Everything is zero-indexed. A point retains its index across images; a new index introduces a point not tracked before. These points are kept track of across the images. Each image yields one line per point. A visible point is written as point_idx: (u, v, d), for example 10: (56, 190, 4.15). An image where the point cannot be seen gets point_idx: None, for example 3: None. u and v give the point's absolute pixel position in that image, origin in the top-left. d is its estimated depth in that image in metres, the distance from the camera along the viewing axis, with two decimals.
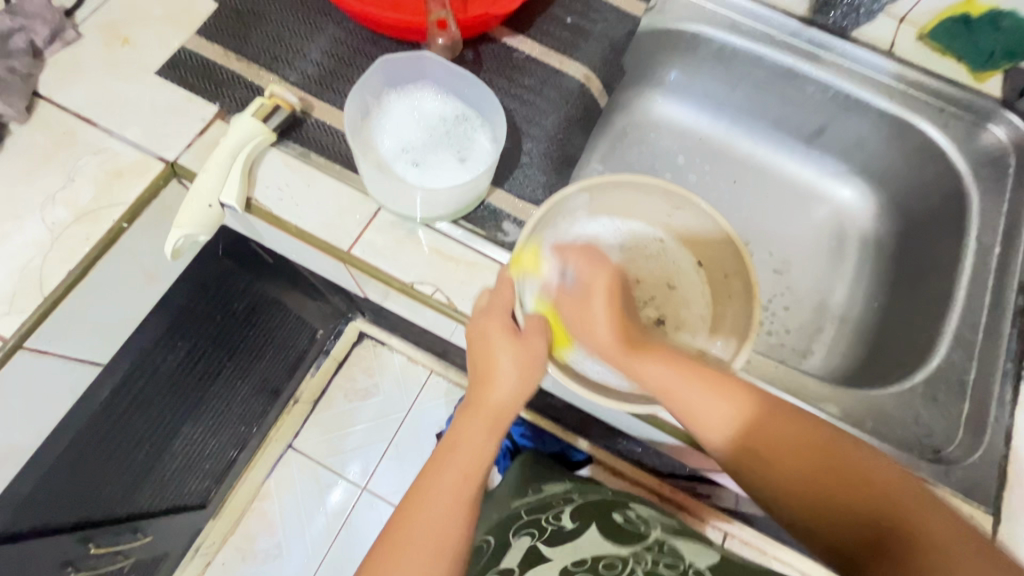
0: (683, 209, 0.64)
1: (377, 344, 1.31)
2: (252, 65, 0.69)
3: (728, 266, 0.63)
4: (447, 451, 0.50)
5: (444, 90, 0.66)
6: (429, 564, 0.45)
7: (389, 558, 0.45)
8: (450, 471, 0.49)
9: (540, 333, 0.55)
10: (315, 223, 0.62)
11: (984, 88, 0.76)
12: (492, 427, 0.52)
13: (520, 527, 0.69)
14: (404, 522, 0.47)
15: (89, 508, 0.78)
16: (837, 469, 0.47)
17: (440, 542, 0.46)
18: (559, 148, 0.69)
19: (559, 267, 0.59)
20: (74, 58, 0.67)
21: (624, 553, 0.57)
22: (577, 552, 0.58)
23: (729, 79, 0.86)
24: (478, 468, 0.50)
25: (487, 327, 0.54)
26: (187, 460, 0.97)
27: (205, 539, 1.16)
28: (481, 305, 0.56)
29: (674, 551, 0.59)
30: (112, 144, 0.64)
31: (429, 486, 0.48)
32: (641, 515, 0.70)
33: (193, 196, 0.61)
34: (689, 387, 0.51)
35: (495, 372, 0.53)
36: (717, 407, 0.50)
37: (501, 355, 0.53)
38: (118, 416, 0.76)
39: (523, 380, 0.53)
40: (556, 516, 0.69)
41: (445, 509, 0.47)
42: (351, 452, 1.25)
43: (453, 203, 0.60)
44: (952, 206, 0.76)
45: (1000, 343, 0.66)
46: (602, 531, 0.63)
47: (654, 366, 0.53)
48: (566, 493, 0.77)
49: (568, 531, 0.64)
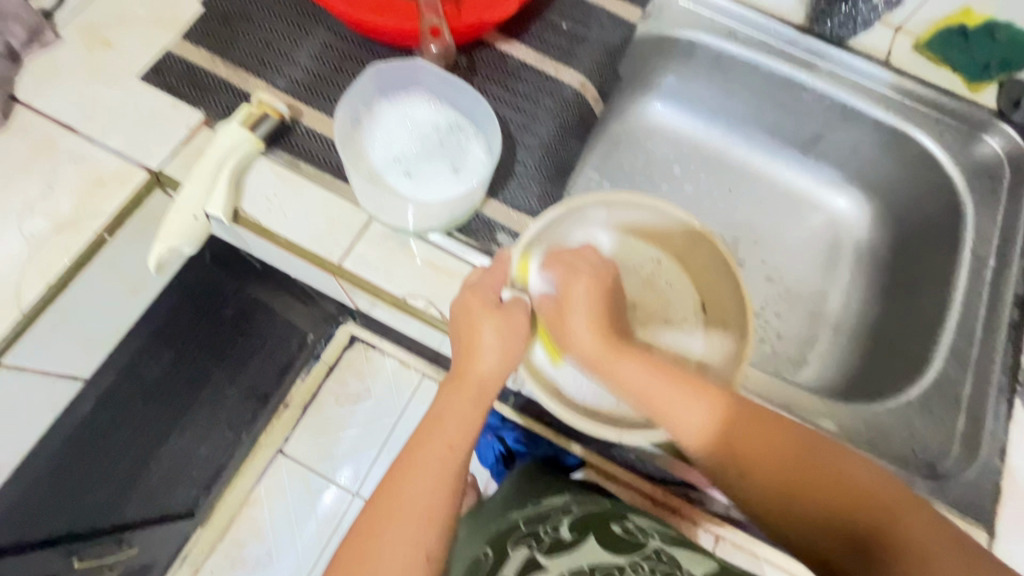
0: (696, 241, 0.63)
1: (368, 348, 1.29)
2: (239, 70, 0.67)
3: (730, 318, 0.63)
4: (431, 425, 0.51)
5: (437, 99, 0.64)
6: (416, 531, 0.46)
7: (376, 527, 0.46)
8: (435, 444, 0.50)
9: (520, 318, 0.54)
10: (303, 235, 0.60)
11: (979, 99, 0.76)
12: (475, 401, 0.52)
13: (518, 538, 0.67)
14: (391, 497, 0.48)
15: (74, 522, 0.76)
16: (821, 482, 0.48)
17: (426, 510, 0.47)
18: (554, 157, 0.68)
19: (542, 277, 0.58)
20: (52, 61, 0.65)
21: (622, 562, 0.58)
22: (575, 561, 0.59)
23: (725, 86, 0.85)
24: (463, 441, 0.51)
25: (469, 304, 0.54)
26: (174, 468, 0.95)
27: (192, 548, 1.13)
28: (471, 286, 0.55)
29: (672, 559, 0.60)
30: (92, 151, 0.62)
31: (416, 457, 0.49)
32: (640, 525, 0.70)
33: (177, 207, 0.59)
34: (657, 388, 0.52)
35: (477, 360, 0.53)
36: (690, 403, 0.51)
37: (484, 331, 0.53)
38: (100, 428, 0.74)
39: (508, 356, 0.54)
40: (555, 527, 0.68)
41: (431, 481, 0.48)
42: (342, 458, 1.24)
43: (446, 215, 0.59)
44: (946, 216, 0.76)
45: (995, 357, 0.65)
46: (600, 542, 0.62)
47: (628, 370, 0.53)
48: (566, 505, 0.75)
49: (568, 541, 0.63)
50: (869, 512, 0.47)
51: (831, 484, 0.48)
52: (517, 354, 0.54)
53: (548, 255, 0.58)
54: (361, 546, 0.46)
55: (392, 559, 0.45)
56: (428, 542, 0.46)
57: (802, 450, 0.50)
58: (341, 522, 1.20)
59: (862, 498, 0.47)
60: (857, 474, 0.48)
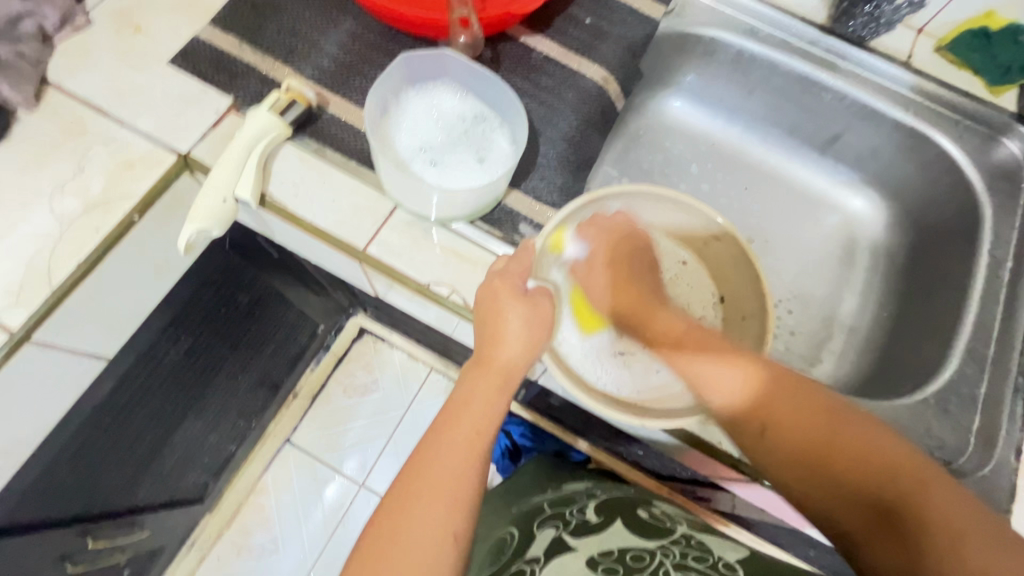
0: (716, 237, 0.64)
1: (377, 340, 1.31)
2: (267, 57, 0.67)
3: (749, 307, 0.64)
4: (458, 409, 0.52)
5: (463, 89, 0.65)
6: (446, 510, 0.47)
7: (407, 504, 0.47)
8: (463, 427, 0.51)
9: (544, 305, 0.56)
10: (329, 220, 0.61)
11: (1000, 102, 0.76)
12: (501, 388, 0.53)
13: (546, 519, 0.71)
14: (420, 475, 0.48)
15: (89, 501, 0.78)
16: (853, 453, 0.50)
17: (455, 490, 0.48)
18: (576, 150, 0.69)
19: (578, 244, 0.64)
20: (83, 44, 0.66)
21: (651, 546, 0.57)
22: (603, 544, 0.59)
23: (744, 85, 0.86)
24: (488, 426, 0.52)
25: (496, 290, 0.55)
26: (186, 454, 0.97)
27: (201, 533, 1.14)
28: (495, 272, 0.56)
29: (702, 544, 0.58)
30: (122, 133, 0.63)
31: (443, 440, 0.50)
32: (664, 510, 0.72)
33: (206, 191, 0.59)
34: (711, 366, 0.55)
35: (503, 346, 0.54)
36: (728, 371, 0.54)
37: (510, 317, 0.54)
38: (119, 407, 0.76)
39: (534, 342, 0.55)
40: (581, 510, 0.71)
41: (459, 463, 0.49)
42: (349, 449, 1.25)
43: (471, 203, 0.60)
44: (963, 217, 0.76)
45: (1012, 357, 0.65)
46: (626, 524, 0.64)
47: (663, 318, 0.62)
48: (589, 489, 0.79)
49: (592, 524, 0.66)
50: (898, 482, 0.48)
51: (853, 453, 0.50)
52: (542, 341, 0.56)
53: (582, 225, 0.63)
54: (390, 524, 0.46)
55: (420, 537, 0.45)
56: (456, 522, 0.47)
57: (826, 415, 0.52)
58: (348, 512, 1.21)
59: (895, 463, 0.48)
60: (878, 437, 0.50)
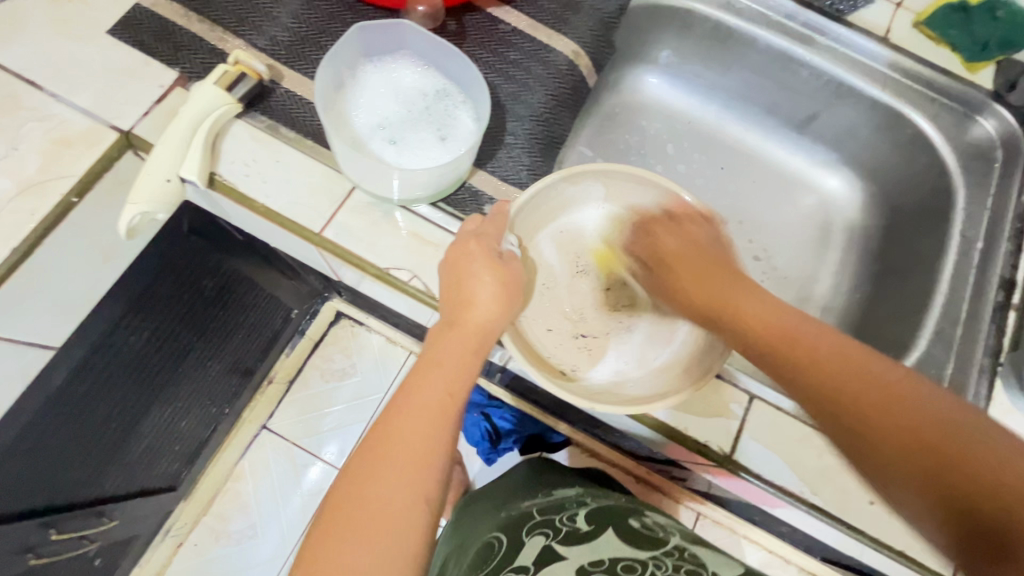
0: (695, 226, 0.62)
1: (354, 324, 1.27)
2: (216, 27, 0.63)
3: None
4: (429, 367, 0.49)
5: (424, 63, 0.61)
6: (416, 471, 0.44)
7: (377, 466, 0.44)
8: (435, 387, 0.47)
9: (517, 270, 0.54)
10: (283, 202, 0.58)
11: (976, 79, 0.74)
12: (474, 349, 0.50)
13: (534, 527, 0.62)
14: (388, 437, 0.45)
15: (56, 491, 0.76)
16: (891, 416, 0.41)
17: (426, 451, 0.45)
18: (545, 128, 0.67)
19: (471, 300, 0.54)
20: (14, 12, 0.61)
21: (643, 556, 0.59)
22: (595, 553, 0.59)
23: (721, 61, 0.84)
24: (461, 388, 0.49)
25: (469, 251, 0.53)
26: (157, 439, 0.95)
27: (175, 521, 1.11)
28: (469, 233, 0.54)
29: (694, 558, 0.60)
30: (59, 110, 0.59)
31: (414, 396, 0.47)
32: (658, 521, 0.67)
33: (148, 169, 0.55)
34: (753, 302, 0.50)
35: (472, 309, 0.51)
36: (762, 302, 0.50)
37: (479, 283, 0.52)
38: (80, 396, 0.75)
39: (504, 307, 0.53)
40: (571, 517, 0.64)
41: (430, 421, 0.46)
42: (328, 434, 1.22)
43: (433, 183, 0.57)
44: (937, 196, 0.75)
45: (980, 340, 0.64)
46: (620, 532, 0.62)
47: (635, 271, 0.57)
48: (579, 496, 0.68)
49: (585, 533, 0.62)
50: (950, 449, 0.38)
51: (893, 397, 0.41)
52: (514, 308, 0.54)
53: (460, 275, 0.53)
54: (356, 487, 0.43)
55: (388, 503, 0.43)
56: (428, 485, 0.44)
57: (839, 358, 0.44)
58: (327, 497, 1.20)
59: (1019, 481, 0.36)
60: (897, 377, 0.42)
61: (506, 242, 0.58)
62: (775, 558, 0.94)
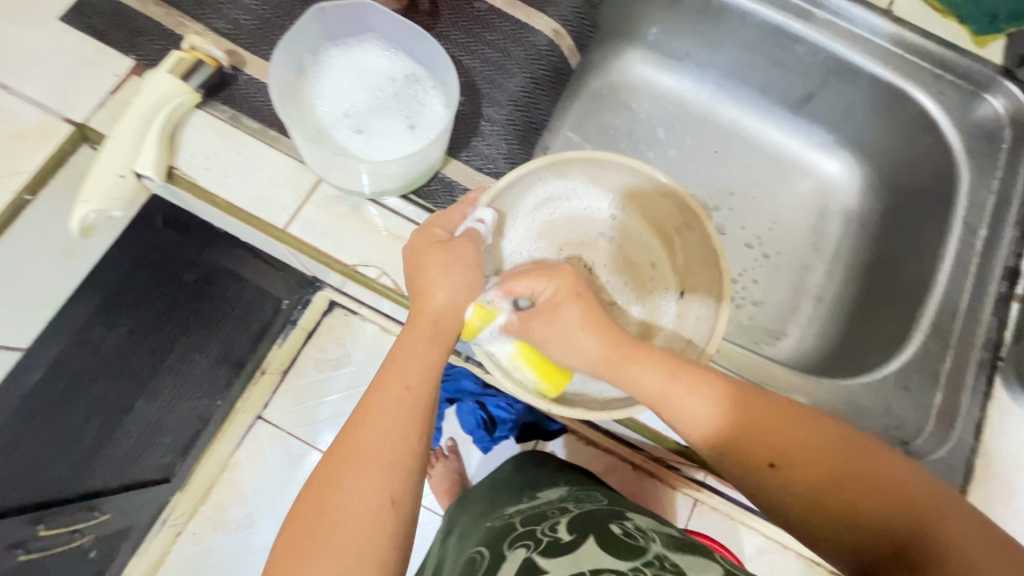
0: (688, 225, 0.57)
1: (349, 312, 0.99)
2: (172, 11, 0.60)
3: (708, 286, 0.57)
4: (386, 366, 0.46)
5: (390, 46, 0.58)
6: (376, 472, 0.42)
7: (336, 473, 0.42)
8: (391, 385, 0.45)
9: (468, 250, 0.50)
10: (245, 196, 0.56)
11: (984, 55, 0.70)
12: (432, 338, 0.47)
13: (516, 539, 0.56)
14: (345, 441, 0.43)
15: (37, 492, 0.69)
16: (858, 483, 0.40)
17: (386, 452, 0.43)
18: (522, 113, 0.63)
19: (506, 299, 0.50)
20: None
21: (623, 566, 0.46)
22: (575, 564, 0.47)
23: (715, 39, 0.79)
24: (422, 380, 0.46)
25: (417, 246, 0.49)
26: (150, 430, 0.82)
27: (173, 509, 0.89)
28: (422, 225, 0.51)
29: (676, 566, 0.47)
30: (7, 101, 0.56)
31: (373, 397, 0.45)
32: (639, 526, 0.58)
33: (101, 166, 0.53)
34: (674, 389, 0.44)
35: (427, 297, 0.48)
36: (692, 399, 0.44)
37: (430, 269, 0.48)
38: (57, 396, 0.70)
39: (463, 289, 0.48)
40: (553, 527, 0.56)
41: (389, 417, 0.43)
42: (325, 422, 0.97)
43: (402, 175, 0.54)
44: (940, 180, 0.71)
45: (978, 331, 0.62)
46: (601, 542, 0.51)
47: (580, 334, 0.47)
48: (562, 501, 0.64)
49: (567, 543, 0.52)
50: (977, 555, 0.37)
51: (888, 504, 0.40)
52: (474, 279, 0.49)
53: (417, 254, 0.49)
54: (317, 494, 0.42)
55: (351, 507, 0.41)
56: (391, 483, 0.42)
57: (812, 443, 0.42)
58: None
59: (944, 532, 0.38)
60: (895, 470, 0.41)
61: (474, 217, 0.52)
62: (771, 543, 0.88)
